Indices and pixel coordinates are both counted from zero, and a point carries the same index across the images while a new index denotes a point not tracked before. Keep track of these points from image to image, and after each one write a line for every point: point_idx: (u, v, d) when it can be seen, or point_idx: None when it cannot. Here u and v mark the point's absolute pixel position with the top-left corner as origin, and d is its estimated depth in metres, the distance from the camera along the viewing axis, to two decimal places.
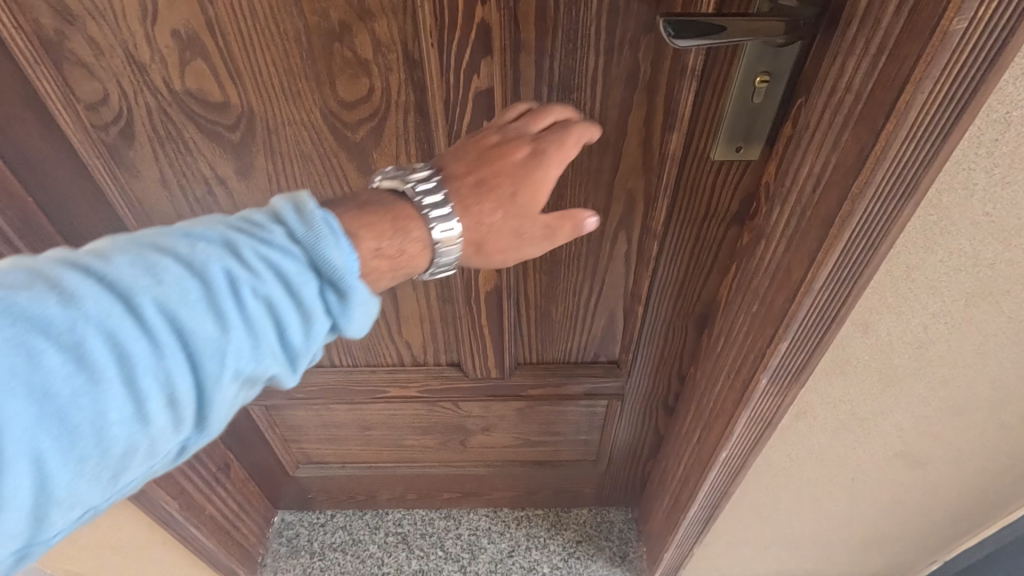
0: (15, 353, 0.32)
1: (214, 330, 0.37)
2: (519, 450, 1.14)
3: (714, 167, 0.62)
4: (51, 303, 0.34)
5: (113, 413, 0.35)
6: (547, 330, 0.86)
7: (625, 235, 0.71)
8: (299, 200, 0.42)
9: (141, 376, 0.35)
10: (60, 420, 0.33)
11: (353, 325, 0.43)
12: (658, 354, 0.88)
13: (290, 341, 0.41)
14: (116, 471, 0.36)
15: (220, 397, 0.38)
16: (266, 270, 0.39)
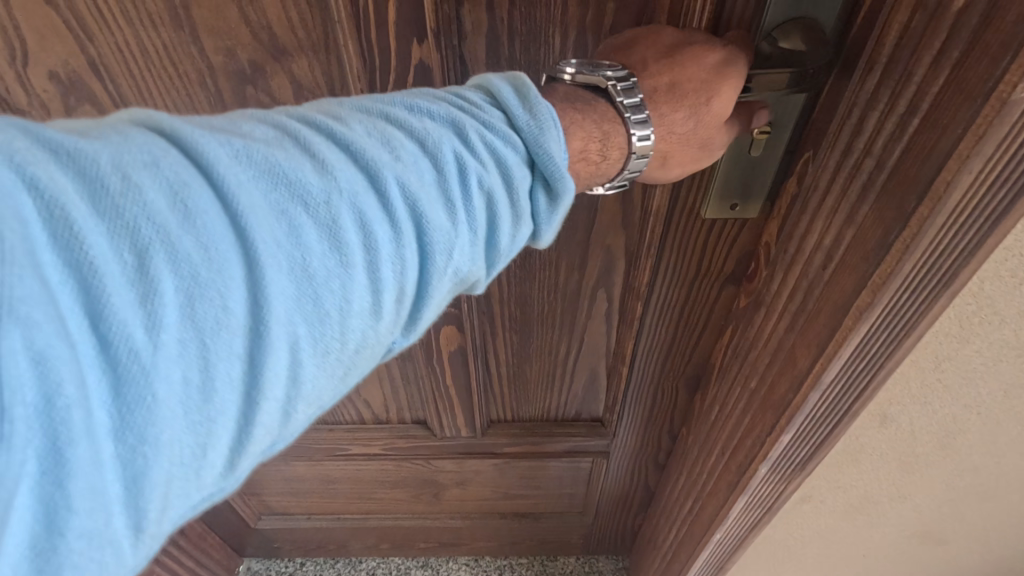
0: (271, 217, 0.28)
1: (445, 219, 0.32)
2: (499, 503, 1.04)
3: (706, 225, 0.53)
4: (300, 164, 0.29)
5: (356, 300, 0.30)
6: (522, 388, 0.76)
7: (605, 292, 0.62)
8: (520, 82, 0.37)
9: (386, 258, 0.30)
10: (297, 301, 0.28)
11: (548, 229, 0.38)
12: (647, 413, 0.79)
13: (499, 241, 0.35)
14: (338, 376, 0.31)
15: (440, 291, 0.34)
16: (509, 154, 0.35)
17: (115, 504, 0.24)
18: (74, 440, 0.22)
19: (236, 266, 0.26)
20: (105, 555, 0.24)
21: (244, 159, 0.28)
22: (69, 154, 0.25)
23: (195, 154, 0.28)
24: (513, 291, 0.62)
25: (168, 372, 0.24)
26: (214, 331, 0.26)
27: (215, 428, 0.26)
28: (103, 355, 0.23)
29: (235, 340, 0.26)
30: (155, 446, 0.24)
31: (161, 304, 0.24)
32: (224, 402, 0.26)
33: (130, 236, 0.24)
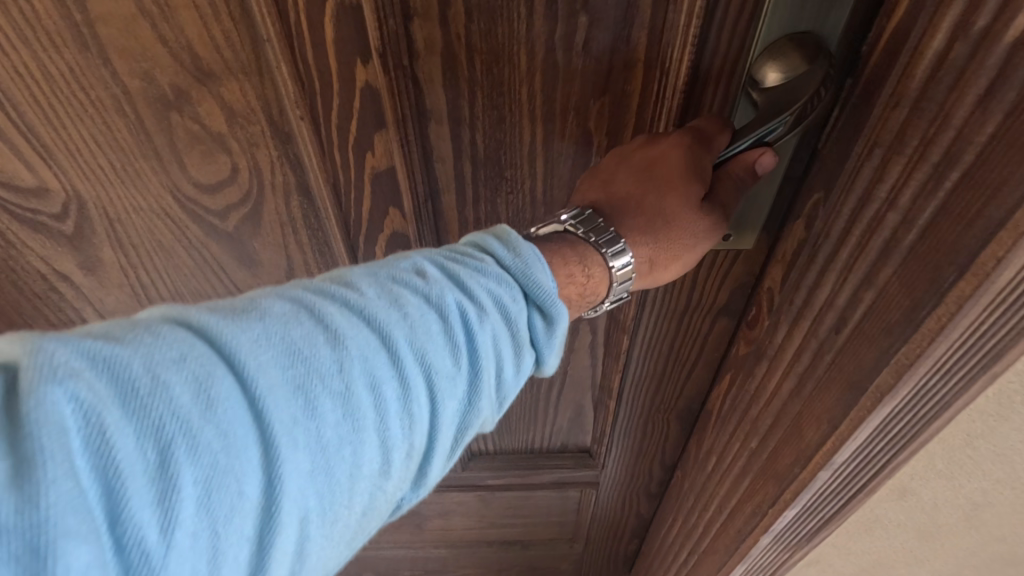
0: (290, 397, 0.26)
1: (452, 369, 0.31)
2: (484, 532, 0.99)
3: (697, 257, 0.48)
4: (313, 339, 0.28)
5: (365, 467, 0.28)
6: (503, 421, 0.71)
7: (588, 325, 0.57)
8: (504, 232, 0.36)
9: (395, 420, 0.29)
10: (309, 479, 0.26)
11: (550, 359, 0.35)
12: (638, 445, 0.74)
13: (502, 391, 0.34)
14: (343, 545, 0.29)
15: (447, 442, 0.32)
16: (519, 295, 0.34)
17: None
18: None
19: (253, 449, 0.25)
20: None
21: (265, 335, 0.27)
22: (101, 356, 0.24)
23: (216, 337, 0.26)
24: None
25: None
26: (225, 522, 0.24)
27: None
28: (114, 564, 0.21)
29: (246, 527, 0.25)
30: None
31: (177, 502, 0.23)
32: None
33: (149, 436, 0.23)
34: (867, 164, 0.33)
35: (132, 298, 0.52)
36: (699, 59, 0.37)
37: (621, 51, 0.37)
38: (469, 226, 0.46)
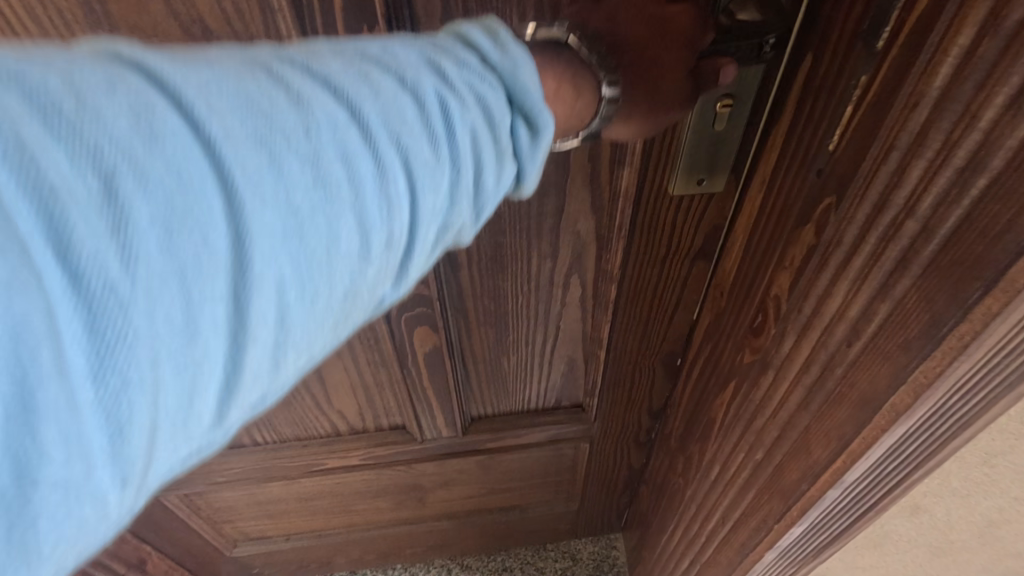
0: (251, 148, 0.25)
1: (431, 155, 0.30)
2: (484, 500, 1.03)
3: (674, 204, 0.53)
4: (271, 97, 0.26)
5: (346, 243, 0.27)
6: (501, 383, 0.75)
7: (578, 279, 0.62)
8: (490, 23, 0.33)
9: (373, 201, 0.28)
10: (284, 245, 0.25)
11: (529, 179, 0.35)
12: (626, 395, 0.80)
13: (487, 193, 0.33)
14: (328, 328, 0.28)
15: (432, 241, 0.31)
16: (504, 93, 0.32)
17: (104, 462, 0.22)
18: (44, 388, 0.20)
19: (216, 201, 0.24)
20: (90, 518, 0.22)
21: (224, 96, 0.26)
22: (14, 71, 0.22)
23: (162, 80, 0.25)
24: (485, 286, 0.60)
25: (150, 322, 0.22)
26: (194, 272, 0.23)
27: (204, 380, 0.24)
28: (69, 301, 0.21)
29: (219, 284, 0.24)
30: (120, 411, 0.22)
31: (136, 242, 0.22)
32: (209, 354, 0.24)
33: (87, 162, 0.22)
34: (883, 168, 0.33)
35: None
36: None
37: None
38: None
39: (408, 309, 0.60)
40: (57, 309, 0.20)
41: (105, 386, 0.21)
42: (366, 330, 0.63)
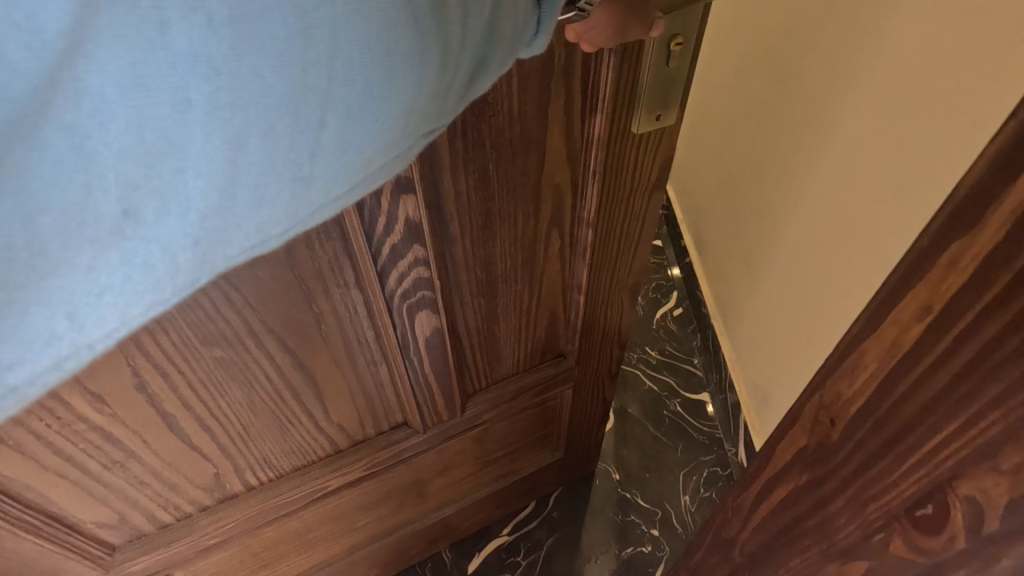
0: None
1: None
2: (481, 476, 1.05)
3: (636, 143, 0.60)
4: None
5: (399, 58, 0.31)
6: (494, 352, 0.77)
7: (557, 232, 0.66)
8: None
9: (428, 18, 0.31)
10: (355, 43, 0.29)
11: (543, 33, 0.39)
12: (601, 335, 0.87)
13: (507, 40, 0.37)
14: (373, 146, 0.32)
15: (463, 75, 0.36)
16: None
17: (180, 208, 0.26)
18: (147, 109, 0.24)
19: None
20: (158, 261, 0.26)
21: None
22: None
23: None
24: (477, 255, 0.62)
25: (241, 76, 0.26)
26: (284, 54, 0.27)
27: (279, 158, 0.28)
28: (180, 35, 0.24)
29: (299, 69, 0.28)
30: (206, 157, 0.26)
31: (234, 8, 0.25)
32: (283, 130, 0.28)
33: None
34: None
35: None
36: None
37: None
38: (459, 156, 0.51)
39: (410, 295, 0.60)
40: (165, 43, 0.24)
41: (197, 134, 0.26)
42: (366, 329, 0.61)
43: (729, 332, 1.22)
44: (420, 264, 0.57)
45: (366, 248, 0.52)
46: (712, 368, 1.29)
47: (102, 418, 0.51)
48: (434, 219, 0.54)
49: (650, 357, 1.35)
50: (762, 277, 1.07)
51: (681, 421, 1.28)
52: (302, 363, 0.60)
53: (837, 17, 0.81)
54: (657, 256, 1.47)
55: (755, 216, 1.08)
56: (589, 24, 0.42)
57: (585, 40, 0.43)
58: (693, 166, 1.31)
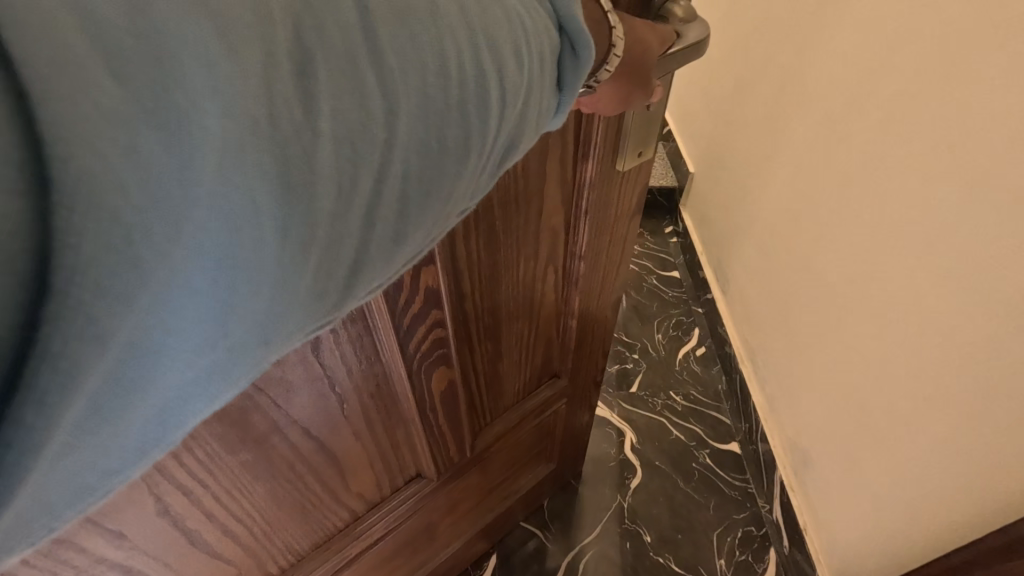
0: (405, 67, 0.27)
1: (515, 82, 0.32)
2: (484, 505, 1.05)
3: (621, 177, 0.63)
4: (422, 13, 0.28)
5: (448, 153, 0.30)
6: (498, 388, 0.78)
7: (554, 267, 0.68)
8: None
9: (475, 112, 0.31)
10: (414, 144, 0.28)
11: (563, 110, 0.38)
12: (590, 349, 0.90)
13: (533, 121, 0.36)
14: (414, 236, 0.32)
15: (496, 157, 0.35)
16: (556, 21, 0.35)
17: (248, 320, 0.25)
18: (230, 242, 0.23)
19: (375, 117, 0.26)
20: (221, 369, 0.25)
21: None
22: None
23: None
24: (487, 304, 0.62)
25: (316, 197, 0.25)
26: (354, 173, 0.26)
27: (339, 259, 0.28)
28: (266, 168, 0.23)
29: (366, 185, 0.27)
30: (277, 275, 0.25)
31: (316, 142, 0.24)
32: (346, 233, 0.27)
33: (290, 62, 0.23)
34: None
35: None
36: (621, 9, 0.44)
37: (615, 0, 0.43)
38: (472, 219, 0.52)
39: (429, 355, 0.60)
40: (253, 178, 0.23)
41: (269, 256, 0.24)
42: (386, 397, 0.60)
43: (767, 393, 1.18)
44: (437, 324, 0.57)
45: (390, 321, 0.52)
46: (742, 417, 1.28)
47: (120, 555, 0.47)
48: (450, 281, 0.54)
49: (675, 404, 1.33)
50: (799, 335, 1.04)
51: (712, 474, 1.24)
52: (325, 444, 0.58)
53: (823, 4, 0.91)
54: (677, 292, 1.52)
55: (749, 182, 1.19)
56: (595, 98, 0.42)
57: (590, 109, 0.44)
58: (721, 206, 1.33)
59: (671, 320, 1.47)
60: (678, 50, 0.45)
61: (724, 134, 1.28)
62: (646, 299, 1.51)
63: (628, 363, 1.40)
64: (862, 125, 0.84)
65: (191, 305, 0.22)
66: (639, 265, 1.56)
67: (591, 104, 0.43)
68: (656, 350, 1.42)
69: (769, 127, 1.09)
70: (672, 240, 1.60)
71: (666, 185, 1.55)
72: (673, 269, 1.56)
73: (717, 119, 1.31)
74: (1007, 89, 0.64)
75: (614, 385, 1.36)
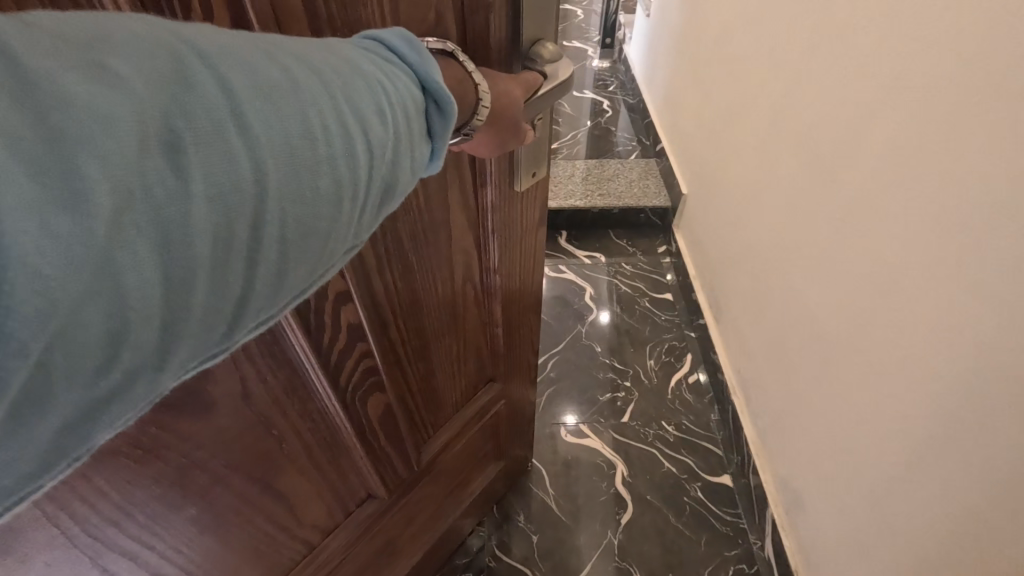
0: (276, 136, 0.28)
1: (383, 134, 0.33)
2: (443, 511, 1.09)
3: (520, 196, 0.68)
4: (287, 84, 0.29)
5: (322, 200, 0.30)
6: (435, 402, 0.82)
7: (471, 283, 0.73)
8: (404, 33, 0.38)
9: (344, 161, 0.31)
10: (289, 203, 0.29)
11: (438, 156, 0.40)
12: (518, 352, 0.96)
13: (409, 170, 0.37)
14: (293, 287, 0.32)
15: (376, 202, 0.35)
16: (418, 83, 0.37)
17: (109, 386, 0.25)
18: (94, 318, 0.23)
19: (247, 187, 0.27)
20: (78, 433, 0.25)
21: (248, 53, 0.29)
22: (101, 73, 0.24)
23: (212, 71, 0.27)
24: (411, 328, 0.66)
25: (182, 265, 0.25)
26: (225, 241, 0.27)
27: (224, 302, 0.28)
28: (128, 246, 0.23)
29: (238, 250, 0.27)
30: (142, 341, 0.25)
31: (183, 218, 0.25)
32: (229, 278, 0.28)
33: (156, 144, 0.24)
34: None
35: (62, 549, 0.43)
36: (486, 61, 0.51)
37: (479, 54, 0.50)
38: (384, 256, 0.55)
39: (361, 385, 0.63)
40: (116, 257, 0.23)
41: (134, 328, 0.24)
42: (324, 429, 0.62)
43: (759, 426, 1.20)
44: (364, 355, 0.60)
45: (318, 361, 0.54)
46: (734, 450, 1.31)
47: None
48: (369, 314, 0.58)
49: (668, 435, 1.37)
50: (782, 361, 1.09)
51: (703, 508, 1.25)
52: (271, 483, 0.60)
53: (779, 52, 1.06)
54: (671, 315, 1.62)
55: (731, 199, 1.29)
56: (474, 142, 0.47)
57: (471, 150, 0.48)
58: (716, 237, 1.39)
59: (665, 345, 1.55)
60: (538, 94, 0.51)
61: (716, 167, 1.37)
62: (639, 323, 1.60)
63: (620, 393, 1.45)
64: (807, 157, 0.97)
65: (76, 353, 0.23)
66: (633, 287, 1.68)
67: (472, 146, 0.48)
68: (649, 377, 1.48)
69: (745, 150, 1.20)
70: (666, 261, 1.74)
71: (659, 206, 1.71)
72: (665, 291, 1.68)
73: (706, 141, 1.43)
74: (916, 119, 0.72)
75: (603, 414, 1.41)
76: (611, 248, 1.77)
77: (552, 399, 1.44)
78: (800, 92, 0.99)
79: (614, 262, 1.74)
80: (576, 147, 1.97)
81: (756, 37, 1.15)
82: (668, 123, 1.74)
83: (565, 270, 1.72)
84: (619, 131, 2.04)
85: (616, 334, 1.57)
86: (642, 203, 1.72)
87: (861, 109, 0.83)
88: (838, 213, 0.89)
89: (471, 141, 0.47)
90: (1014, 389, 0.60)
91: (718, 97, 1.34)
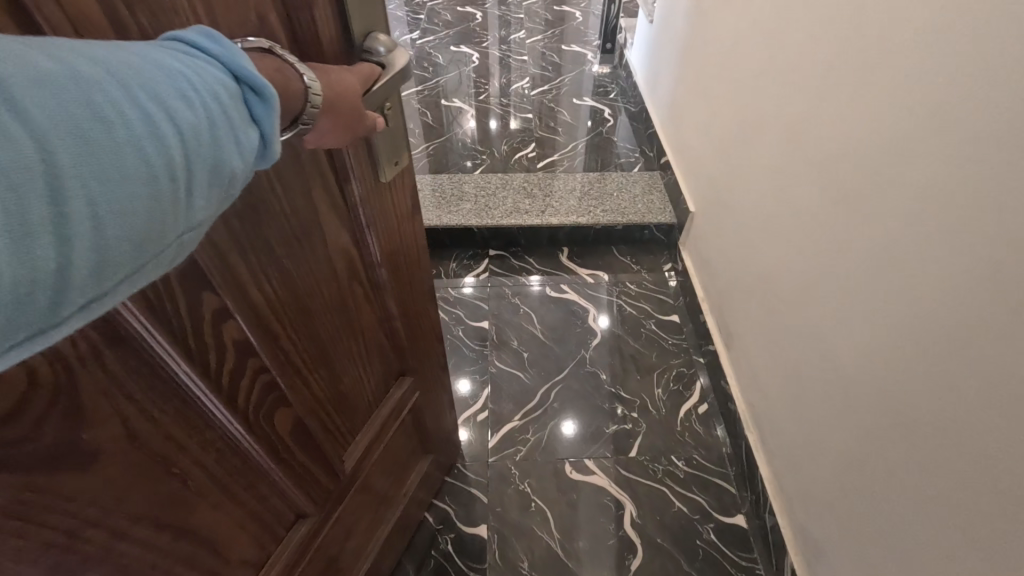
0: (60, 119, 0.26)
1: (192, 119, 0.33)
2: (382, 517, 1.09)
3: (387, 185, 0.70)
4: (62, 71, 0.28)
5: (134, 181, 0.29)
6: (346, 407, 0.82)
7: (358, 282, 0.74)
8: (201, 30, 0.37)
9: (151, 143, 0.30)
10: (91, 187, 0.27)
11: (269, 147, 0.40)
12: (420, 343, 0.97)
13: (235, 157, 0.36)
14: (115, 280, 0.30)
15: (200, 188, 0.34)
16: (228, 73, 0.37)
17: None
18: None
19: (35, 170, 0.25)
20: None
21: (8, 45, 0.27)
22: None
23: None
24: (303, 336, 0.66)
25: None
26: (20, 226, 0.25)
27: (36, 292, 0.26)
28: None
29: (41, 235, 0.26)
30: None
31: None
32: (40, 266, 0.26)
33: None
34: None
35: None
36: (323, 58, 0.52)
37: (315, 54, 0.51)
38: (259, 268, 0.55)
39: (263, 402, 0.62)
40: None
41: None
42: (234, 457, 0.60)
43: (774, 469, 1.20)
44: (259, 371, 0.59)
45: (209, 387, 0.53)
46: (748, 487, 1.30)
47: None
48: (254, 329, 0.57)
49: (678, 471, 1.36)
50: (792, 368, 1.12)
51: (717, 552, 1.24)
52: (186, 528, 0.57)
53: (780, 67, 1.13)
54: (677, 340, 1.63)
55: (738, 211, 1.34)
56: (320, 134, 0.48)
57: (321, 142, 0.50)
58: (723, 254, 1.43)
59: (672, 371, 1.56)
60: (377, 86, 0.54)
61: (724, 183, 1.41)
62: (647, 347, 1.61)
63: (627, 423, 1.45)
64: (803, 171, 1.05)
65: None
66: (639, 309, 1.71)
67: (320, 139, 0.49)
68: (657, 407, 1.48)
69: (750, 159, 1.27)
70: (672, 280, 1.78)
71: (663, 222, 1.77)
72: (672, 313, 1.70)
73: (716, 160, 1.46)
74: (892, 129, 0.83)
75: (610, 450, 1.40)
76: (614, 265, 1.82)
77: (565, 418, 1.45)
78: (797, 110, 1.07)
79: (619, 281, 1.78)
80: (576, 158, 2.05)
81: (761, 51, 1.21)
82: (676, 139, 1.78)
83: (567, 289, 1.75)
84: (620, 140, 2.14)
85: (621, 358, 1.58)
86: (647, 220, 1.78)
87: (853, 127, 0.91)
88: (830, 222, 0.98)
89: (317, 133, 0.48)
90: (980, 358, 0.69)
91: (726, 110, 1.39)
